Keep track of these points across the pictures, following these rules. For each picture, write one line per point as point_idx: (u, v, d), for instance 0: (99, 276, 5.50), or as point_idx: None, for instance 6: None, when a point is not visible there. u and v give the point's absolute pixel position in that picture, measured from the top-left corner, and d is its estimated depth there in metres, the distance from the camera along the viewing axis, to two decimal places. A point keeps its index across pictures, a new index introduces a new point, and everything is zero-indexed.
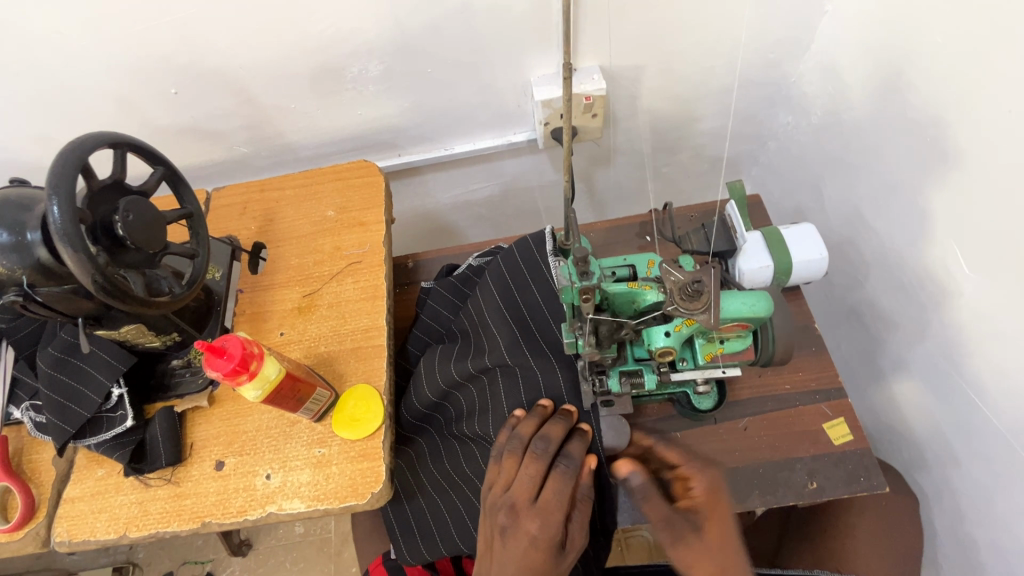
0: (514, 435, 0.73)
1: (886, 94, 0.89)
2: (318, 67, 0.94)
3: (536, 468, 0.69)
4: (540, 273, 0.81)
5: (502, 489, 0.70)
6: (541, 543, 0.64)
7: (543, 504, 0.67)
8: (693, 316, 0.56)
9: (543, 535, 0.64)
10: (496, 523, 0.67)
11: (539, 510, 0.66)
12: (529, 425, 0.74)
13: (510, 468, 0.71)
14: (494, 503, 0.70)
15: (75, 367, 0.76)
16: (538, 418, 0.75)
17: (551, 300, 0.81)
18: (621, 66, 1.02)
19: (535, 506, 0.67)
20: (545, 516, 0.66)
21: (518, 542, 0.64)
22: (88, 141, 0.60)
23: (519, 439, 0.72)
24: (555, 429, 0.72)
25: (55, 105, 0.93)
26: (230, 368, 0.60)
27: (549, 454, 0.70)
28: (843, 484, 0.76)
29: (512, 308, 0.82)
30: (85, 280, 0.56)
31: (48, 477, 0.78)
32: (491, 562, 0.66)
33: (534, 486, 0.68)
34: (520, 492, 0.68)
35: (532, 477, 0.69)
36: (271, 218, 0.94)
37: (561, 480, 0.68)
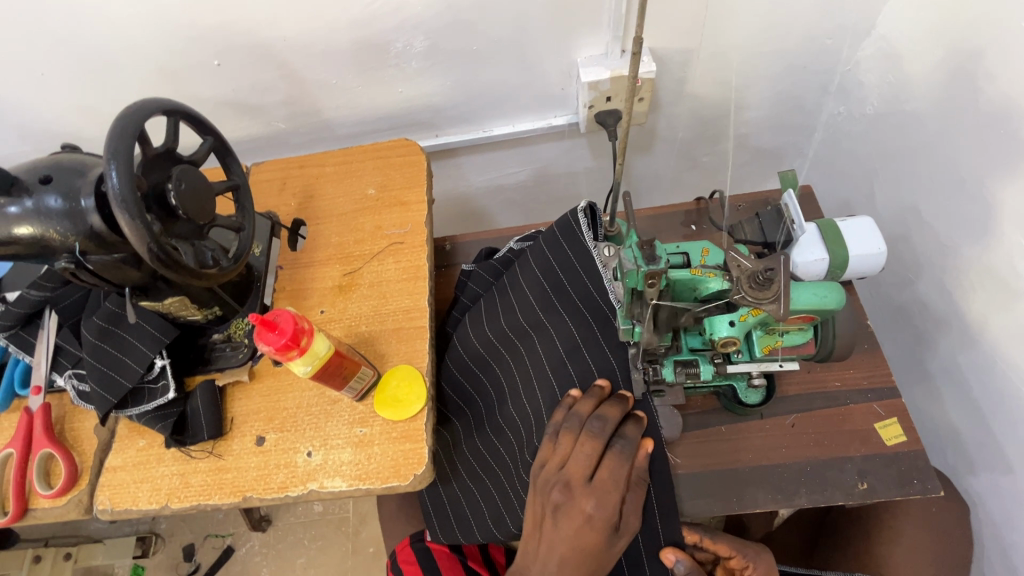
0: (571, 413, 0.71)
1: (955, 83, 0.85)
2: (363, 41, 0.92)
3: (592, 446, 0.67)
4: (588, 256, 0.76)
5: (556, 465, 0.69)
6: (597, 523, 0.64)
7: (599, 484, 0.66)
8: (761, 305, 0.54)
9: (599, 516, 0.64)
10: (550, 500, 0.67)
11: (594, 488, 0.66)
12: (587, 403, 0.71)
13: (566, 444, 0.69)
14: (546, 480, 0.68)
15: (119, 337, 0.76)
16: (595, 398, 0.71)
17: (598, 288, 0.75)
18: (671, 48, 0.99)
19: (590, 486, 0.66)
20: (602, 495, 0.65)
21: (573, 521, 0.65)
22: (143, 107, 0.59)
23: (577, 416, 0.70)
24: (612, 409, 0.69)
25: (100, 74, 0.92)
26: (282, 342, 0.59)
27: (606, 433, 0.68)
28: (895, 486, 0.74)
29: (559, 290, 0.78)
30: (140, 248, 0.55)
31: (90, 445, 0.78)
32: (544, 537, 0.66)
33: (588, 465, 0.67)
34: (575, 469, 0.67)
35: (588, 455, 0.67)
36: (310, 194, 0.93)
37: (617, 461, 0.67)
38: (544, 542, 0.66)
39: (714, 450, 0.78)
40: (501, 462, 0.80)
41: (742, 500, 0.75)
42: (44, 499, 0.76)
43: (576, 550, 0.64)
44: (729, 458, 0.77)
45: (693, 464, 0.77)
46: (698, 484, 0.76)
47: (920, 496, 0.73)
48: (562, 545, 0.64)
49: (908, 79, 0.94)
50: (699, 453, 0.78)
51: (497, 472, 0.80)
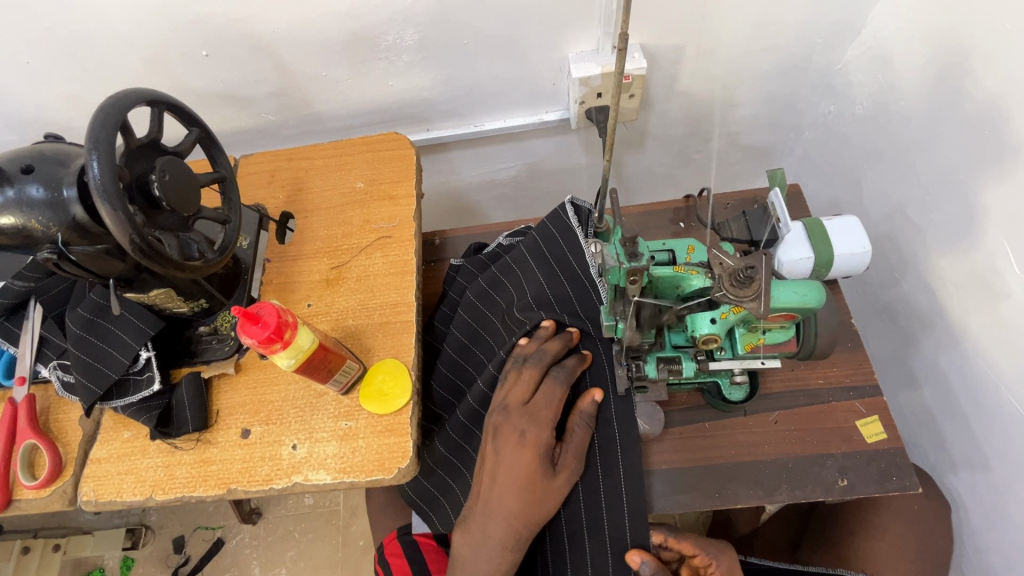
0: (518, 354, 0.74)
1: (943, 84, 0.85)
2: (353, 34, 0.91)
3: (531, 376, 0.71)
4: (582, 257, 0.80)
5: (498, 395, 0.71)
6: (531, 443, 0.67)
7: (534, 407, 0.69)
8: (741, 303, 0.55)
9: (533, 436, 0.67)
10: (490, 424, 0.70)
11: (529, 412, 0.69)
12: (532, 344, 0.75)
13: (510, 377, 0.72)
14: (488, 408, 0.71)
15: (103, 329, 0.76)
16: (540, 338, 0.75)
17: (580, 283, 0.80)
18: (663, 45, 0.99)
19: (526, 409, 0.69)
20: (537, 418, 0.68)
21: (510, 443, 0.67)
22: (126, 97, 0.58)
23: (519, 354, 0.74)
24: (553, 344, 0.74)
25: (86, 63, 0.91)
26: (266, 335, 0.59)
27: (543, 364, 0.72)
28: (874, 483, 0.75)
29: (555, 287, 0.80)
30: (122, 239, 0.55)
31: (75, 436, 0.78)
32: (486, 468, 0.68)
33: (524, 391, 0.70)
34: (514, 396, 0.70)
35: (527, 384, 0.70)
36: (299, 187, 0.93)
37: (551, 387, 0.70)
38: (486, 472, 0.68)
39: (698, 446, 0.79)
40: (482, 454, 0.80)
41: (724, 495, 0.76)
42: (28, 490, 0.75)
43: (512, 472, 0.66)
44: (712, 455, 0.78)
45: (676, 460, 0.78)
46: (681, 480, 0.77)
47: (899, 492, 0.74)
48: (502, 470, 0.67)
49: (897, 79, 0.95)
50: (683, 450, 0.79)
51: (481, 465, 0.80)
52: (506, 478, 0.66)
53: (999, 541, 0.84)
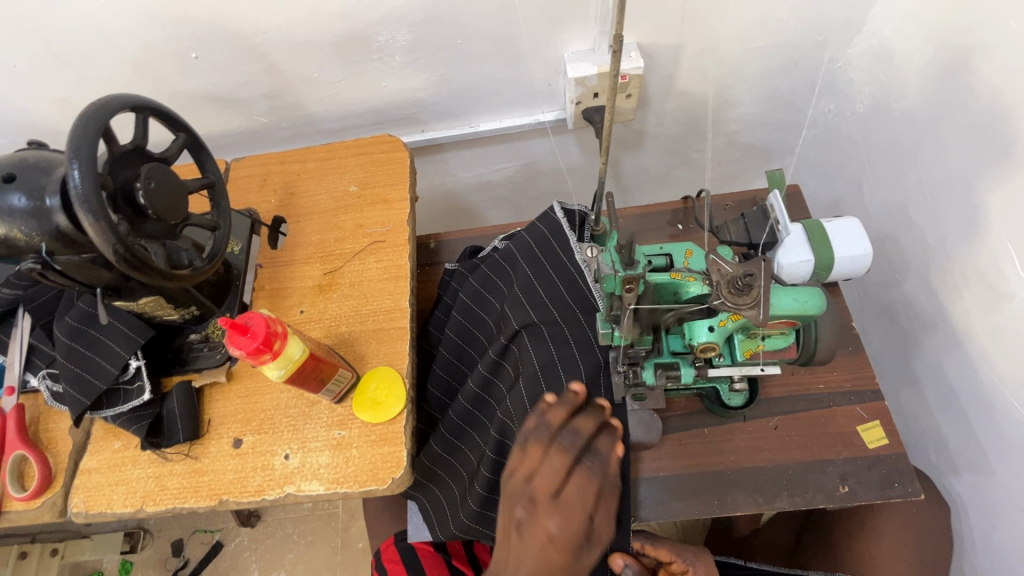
0: (542, 420, 0.63)
1: (946, 82, 0.84)
2: (345, 34, 0.90)
3: (562, 461, 0.60)
4: (571, 250, 0.79)
5: (523, 478, 0.61)
6: (561, 542, 0.57)
7: (566, 501, 0.59)
8: (740, 311, 0.53)
9: (564, 535, 0.58)
10: (514, 516, 0.60)
11: (560, 505, 0.59)
12: (559, 413, 0.64)
13: (534, 455, 0.62)
14: (510, 493, 0.62)
15: (92, 337, 0.74)
16: (569, 406, 0.65)
17: (570, 279, 0.78)
18: (661, 44, 0.97)
19: (556, 502, 0.59)
20: (569, 512, 0.59)
21: (537, 542, 0.58)
22: (108, 104, 0.57)
23: (547, 427, 0.63)
24: (586, 423, 0.63)
25: (73, 66, 0.90)
26: (254, 346, 0.57)
27: (576, 447, 0.62)
28: (876, 489, 0.74)
29: (547, 283, 0.78)
30: (105, 249, 0.54)
31: (65, 447, 0.77)
32: (505, 558, 0.60)
33: (556, 481, 0.60)
34: (541, 484, 0.60)
35: (558, 470, 0.60)
36: (291, 191, 0.92)
37: (586, 476, 0.60)
38: (506, 560, 0.60)
39: (697, 452, 0.78)
40: (476, 452, 0.80)
41: (724, 502, 0.75)
42: (17, 502, 0.74)
43: (539, 573, 0.57)
44: (711, 462, 0.77)
45: (675, 466, 0.77)
46: (681, 487, 0.76)
47: (901, 498, 0.73)
48: (525, 573, 0.57)
49: (898, 77, 0.93)
50: (682, 455, 0.78)
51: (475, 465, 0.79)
52: (528, 574, 0.57)
53: (1001, 544, 0.83)
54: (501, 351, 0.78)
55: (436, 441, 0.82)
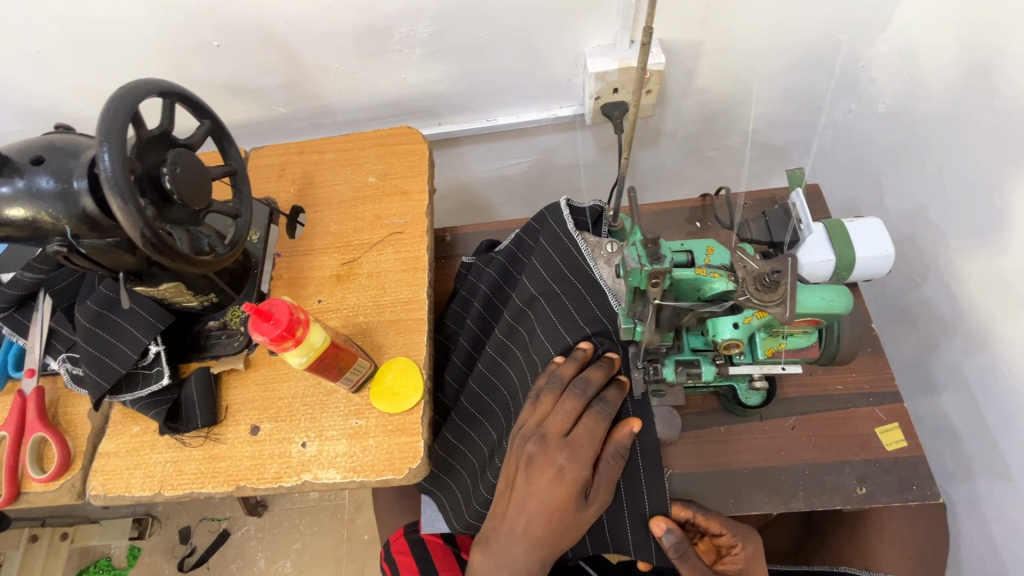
0: (553, 375, 0.70)
1: (971, 84, 0.83)
2: (366, 25, 0.90)
3: (573, 405, 0.67)
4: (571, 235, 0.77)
5: (536, 421, 0.68)
6: (568, 478, 0.64)
7: (573, 439, 0.65)
8: (766, 308, 0.53)
9: (571, 468, 0.64)
10: (524, 454, 0.66)
11: (568, 444, 0.65)
12: (570, 367, 0.70)
13: (547, 403, 0.68)
14: (524, 434, 0.68)
15: (112, 322, 0.75)
16: (579, 362, 0.71)
17: (575, 266, 0.76)
18: (681, 40, 0.97)
19: (565, 440, 0.65)
20: (575, 451, 0.65)
21: (543, 476, 0.64)
22: (138, 88, 0.57)
23: (559, 379, 0.69)
24: (596, 373, 0.69)
25: (95, 52, 0.90)
26: (277, 333, 0.57)
27: (586, 395, 0.67)
28: (893, 492, 0.73)
29: (556, 274, 0.76)
30: (133, 233, 0.54)
31: (84, 430, 0.78)
32: (512, 495, 0.66)
33: (566, 422, 0.66)
34: (553, 425, 0.67)
35: (568, 412, 0.66)
36: (310, 181, 0.92)
37: (594, 421, 0.66)
38: (515, 496, 0.66)
39: (714, 450, 0.77)
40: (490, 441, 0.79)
41: (739, 502, 0.74)
42: (36, 483, 0.75)
43: (545, 501, 0.64)
44: (727, 460, 0.77)
45: (691, 464, 0.77)
46: (697, 484, 0.76)
47: (919, 502, 0.73)
48: (534, 501, 0.64)
49: (922, 77, 0.93)
50: (698, 453, 0.77)
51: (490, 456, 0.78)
52: (534, 505, 0.64)
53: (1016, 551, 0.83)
54: (510, 335, 0.79)
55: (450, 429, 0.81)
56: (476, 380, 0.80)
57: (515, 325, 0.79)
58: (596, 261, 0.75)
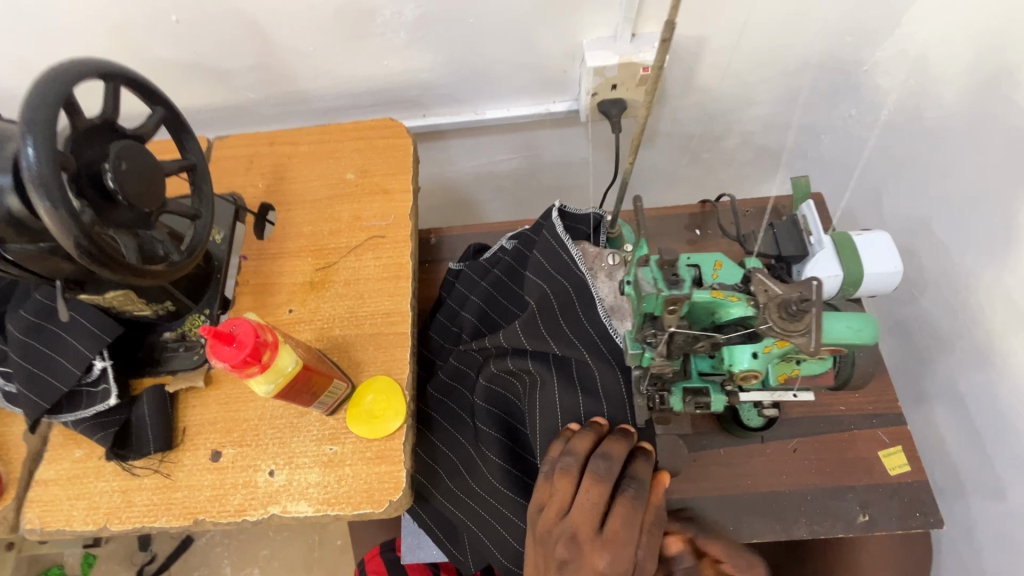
0: (568, 450, 0.61)
1: (984, 94, 0.80)
2: (346, 4, 0.81)
3: (600, 493, 0.58)
4: (569, 249, 0.68)
5: (556, 513, 0.59)
6: None
7: (610, 536, 0.56)
8: (788, 337, 0.48)
9: (614, 572, 0.55)
10: (555, 555, 0.57)
11: (607, 541, 0.56)
12: (585, 440, 0.62)
13: (566, 487, 0.60)
14: (548, 531, 0.59)
15: (50, 334, 0.66)
16: (593, 434, 0.62)
17: (566, 272, 0.67)
18: (686, 36, 0.91)
19: (601, 537, 0.56)
20: (614, 549, 0.56)
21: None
22: (74, 69, 0.48)
23: (574, 455, 0.61)
24: (617, 446, 0.60)
25: (33, 22, 0.79)
26: (240, 358, 0.50)
27: (612, 475, 0.59)
28: (896, 518, 0.71)
29: (557, 290, 0.67)
30: (66, 241, 0.46)
31: (17, 454, 0.68)
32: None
33: (595, 513, 0.57)
34: (581, 520, 0.58)
35: (595, 503, 0.58)
36: (281, 176, 0.83)
37: (629, 506, 0.57)
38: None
39: (715, 475, 0.73)
40: (485, 481, 0.71)
41: (739, 529, 0.71)
42: None
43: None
44: (726, 485, 0.73)
45: (690, 490, 0.73)
46: (695, 510, 0.72)
47: (922, 529, 0.70)
48: None
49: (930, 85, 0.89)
50: (697, 478, 0.73)
51: (496, 504, 0.70)
52: None
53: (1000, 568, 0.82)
54: (510, 374, 0.69)
55: (443, 468, 0.73)
56: (480, 420, 0.70)
57: (516, 368, 0.69)
58: (596, 277, 0.69)
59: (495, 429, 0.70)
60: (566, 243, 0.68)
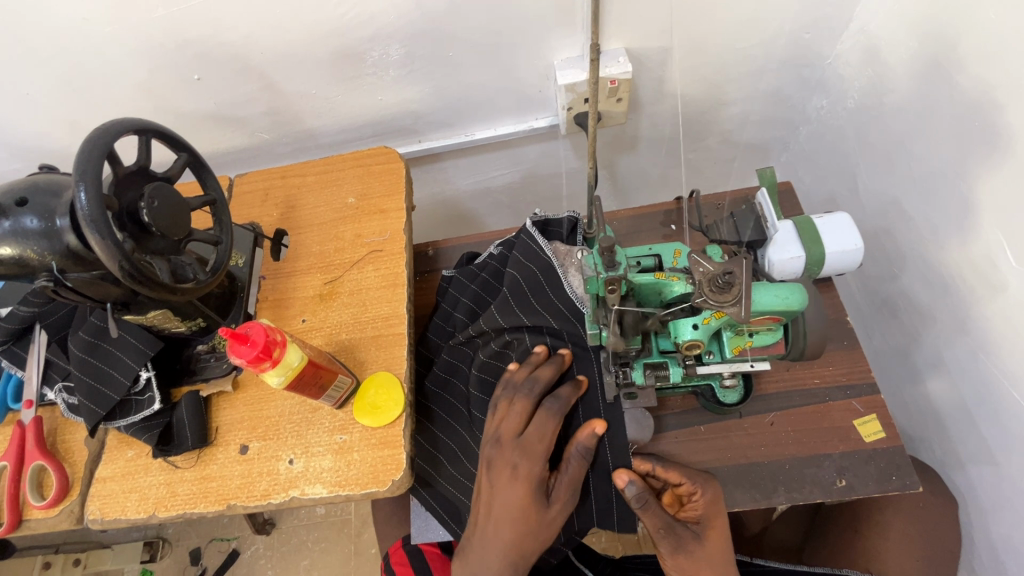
0: (509, 380, 0.74)
1: (932, 75, 0.84)
2: (339, 51, 0.93)
3: (522, 406, 0.70)
4: (541, 252, 0.81)
5: (493, 426, 0.71)
6: (523, 477, 0.66)
7: (526, 440, 0.68)
8: (722, 308, 0.54)
9: (525, 470, 0.66)
10: (485, 457, 0.70)
11: (522, 444, 0.68)
12: (523, 371, 0.75)
13: (501, 407, 0.72)
14: (486, 439, 0.71)
15: (103, 351, 0.78)
16: (533, 364, 0.75)
17: (545, 267, 0.80)
18: (649, 48, 0.99)
19: (519, 441, 0.68)
20: (528, 450, 0.67)
21: (502, 475, 0.67)
22: (114, 128, 0.60)
23: (512, 382, 0.74)
24: (546, 372, 0.73)
25: (83, 91, 0.94)
26: (255, 354, 0.60)
27: (534, 393, 0.71)
28: (873, 483, 0.74)
29: (533, 283, 0.80)
30: (112, 267, 0.57)
31: (81, 456, 0.80)
32: (483, 494, 0.68)
33: (518, 423, 0.69)
34: (507, 428, 0.70)
35: (517, 414, 0.70)
36: (292, 204, 0.94)
37: (545, 417, 0.69)
38: (482, 505, 0.68)
39: (695, 448, 0.78)
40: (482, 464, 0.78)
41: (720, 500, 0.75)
42: (37, 511, 0.77)
43: (508, 504, 0.66)
44: (706, 460, 0.78)
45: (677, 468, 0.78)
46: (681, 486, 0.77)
47: (899, 492, 0.73)
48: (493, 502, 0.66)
49: (887, 72, 0.93)
50: (682, 452, 0.78)
51: None
52: (496, 506, 0.66)
53: (993, 531, 0.83)
54: (497, 360, 0.80)
55: (444, 454, 0.80)
56: (475, 407, 0.79)
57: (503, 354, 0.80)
58: (568, 271, 0.80)
59: (486, 414, 0.78)
60: (540, 243, 0.82)
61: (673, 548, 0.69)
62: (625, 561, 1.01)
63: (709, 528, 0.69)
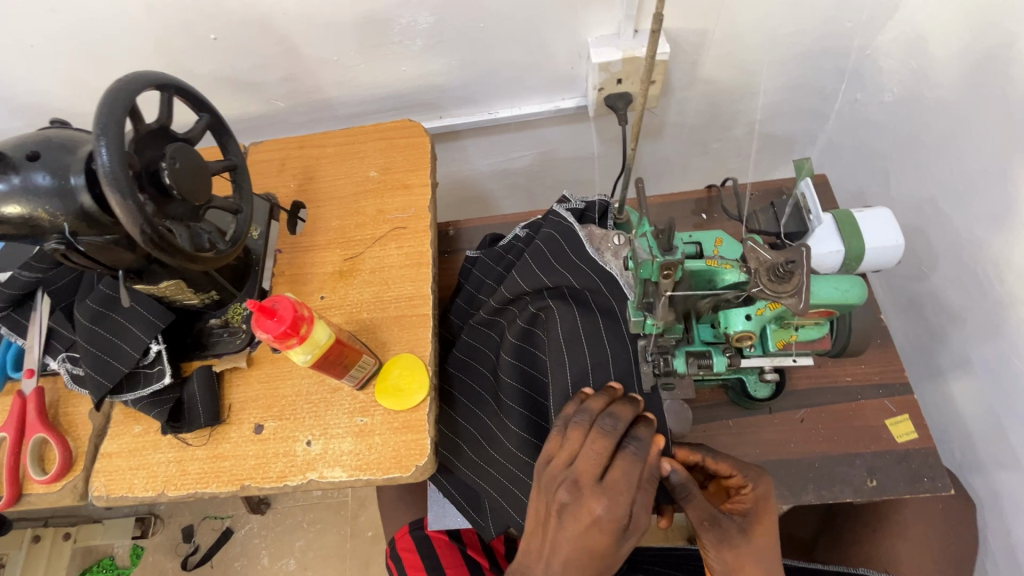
0: (583, 408, 0.66)
1: (982, 69, 0.81)
2: (366, 16, 0.88)
3: (604, 446, 0.61)
4: (572, 231, 0.78)
5: (564, 461, 0.63)
6: (605, 523, 0.58)
7: (609, 484, 0.60)
8: (779, 299, 0.52)
9: (609, 517, 0.58)
10: (556, 499, 0.61)
11: (605, 488, 0.59)
12: (598, 400, 0.66)
13: (576, 440, 0.63)
14: (553, 476, 0.63)
15: (112, 321, 0.74)
16: (607, 397, 0.67)
17: (575, 248, 0.77)
18: (687, 30, 0.95)
19: (601, 485, 0.60)
20: (612, 496, 0.59)
21: (580, 521, 0.58)
22: (135, 82, 0.56)
23: (588, 413, 0.65)
24: (625, 408, 0.65)
25: (91, 45, 0.88)
26: (281, 330, 0.58)
27: (617, 433, 0.62)
28: (904, 483, 0.73)
29: (562, 263, 0.77)
30: (132, 230, 0.53)
31: (85, 430, 0.76)
32: (548, 536, 0.60)
33: (599, 465, 0.61)
34: (584, 468, 0.61)
35: (599, 454, 0.61)
36: (311, 175, 0.90)
37: (629, 462, 0.61)
38: (547, 546, 0.60)
39: (722, 442, 0.77)
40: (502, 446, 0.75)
41: None
42: (38, 485, 0.74)
43: (584, 549, 0.58)
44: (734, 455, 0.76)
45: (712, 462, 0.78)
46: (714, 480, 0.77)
47: (930, 494, 0.72)
48: (565, 547, 0.58)
49: (932, 65, 0.91)
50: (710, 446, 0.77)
51: (514, 469, 0.74)
52: (570, 551, 0.58)
53: (1014, 535, 0.83)
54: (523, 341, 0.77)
55: (465, 441, 0.78)
56: (499, 391, 0.76)
57: (528, 335, 0.77)
58: (603, 255, 0.78)
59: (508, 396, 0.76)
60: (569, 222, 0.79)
61: (717, 542, 0.64)
62: (636, 553, 1.00)
63: (756, 522, 0.65)
